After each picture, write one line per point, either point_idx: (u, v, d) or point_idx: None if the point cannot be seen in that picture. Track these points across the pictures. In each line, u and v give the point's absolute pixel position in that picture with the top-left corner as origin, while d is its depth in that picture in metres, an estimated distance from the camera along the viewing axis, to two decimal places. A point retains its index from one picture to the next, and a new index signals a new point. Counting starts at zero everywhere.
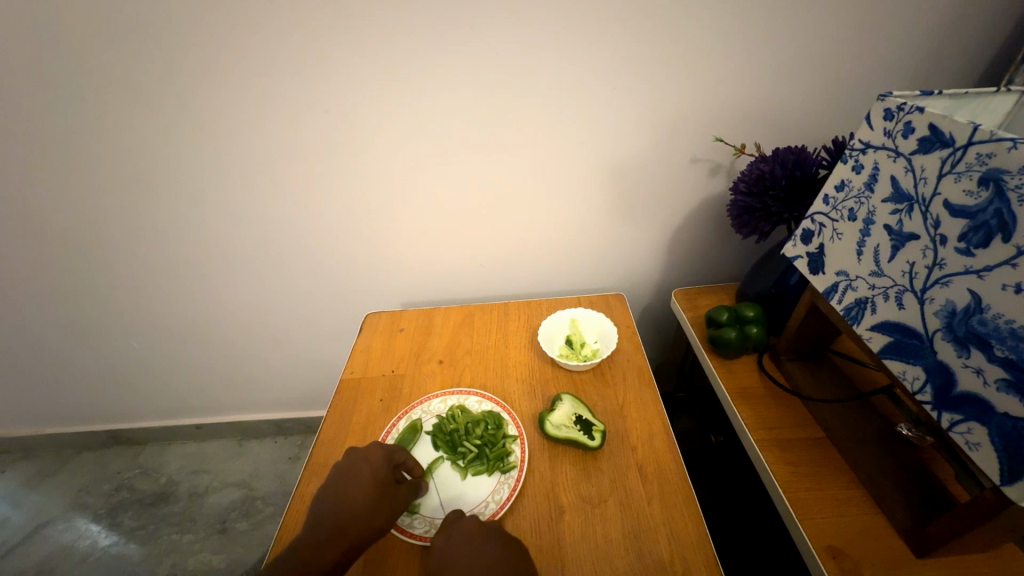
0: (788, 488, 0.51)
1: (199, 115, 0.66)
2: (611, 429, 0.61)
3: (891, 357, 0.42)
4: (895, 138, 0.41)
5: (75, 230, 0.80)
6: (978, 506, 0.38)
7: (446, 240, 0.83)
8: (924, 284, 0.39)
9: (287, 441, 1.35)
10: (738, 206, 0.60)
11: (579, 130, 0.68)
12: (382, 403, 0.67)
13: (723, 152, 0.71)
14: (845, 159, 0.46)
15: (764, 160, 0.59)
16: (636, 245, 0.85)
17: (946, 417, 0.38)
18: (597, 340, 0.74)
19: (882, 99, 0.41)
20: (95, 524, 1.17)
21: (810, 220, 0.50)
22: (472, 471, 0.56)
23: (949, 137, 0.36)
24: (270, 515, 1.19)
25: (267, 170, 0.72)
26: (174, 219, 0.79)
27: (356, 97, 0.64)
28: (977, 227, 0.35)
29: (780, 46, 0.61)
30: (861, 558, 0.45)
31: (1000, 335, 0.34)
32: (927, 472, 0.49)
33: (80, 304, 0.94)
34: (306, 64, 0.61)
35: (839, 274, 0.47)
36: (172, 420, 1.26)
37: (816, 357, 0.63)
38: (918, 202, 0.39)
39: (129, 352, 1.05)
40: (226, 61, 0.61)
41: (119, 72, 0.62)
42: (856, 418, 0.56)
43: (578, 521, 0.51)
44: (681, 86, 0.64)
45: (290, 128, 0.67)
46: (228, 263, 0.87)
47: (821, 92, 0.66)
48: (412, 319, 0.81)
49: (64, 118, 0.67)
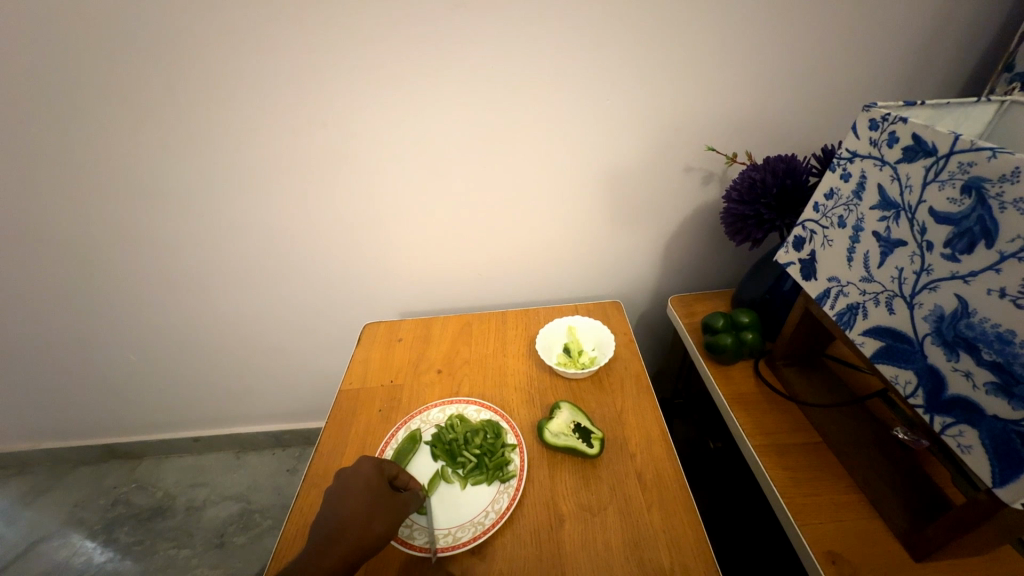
0: (786, 494, 0.51)
1: (199, 128, 0.67)
2: (609, 436, 0.61)
3: (883, 361, 0.43)
4: (880, 147, 0.42)
5: (74, 243, 0.81)
6: (972, 507, 0.38)
7: (445, 250, 0.84)
8: (913, 290, 0.40)
9: (285, 453, 1.35)
10: (731, 214, 0.61)
11: (574, 139, 0.69)
12: (382, 413, 0.67)
13: (715, 161, 0.73)
14: (833, 168, 0.47)
15: (756, 169, 0.60)
16: (632, 252, 0.86)
17: (938, 420, 0.38)
18: (594, 348, 0.74)
19: (866, 110, 0.43)
20: (90, 540, 1.16)
21: (802, 227, 0.51)
22: (472, 481, 0.57)
23: (931, 146, 0.37)
24: (269, 529, 1.18)
25: (265, 182, 0.73)
26: (174, 231, 0.80)
27: (354, 109, 0.65)
28: (962, 233, 0.36)
29: (768, 57, 0.62)
30: (859, 562, 0.45)
31: (988, 339, 0.34)
32: (923, 476, 0.50)
33: (77, 318, 0.93)
34: (305, 79, 0.62)
35: (831, 280, 0.48)
36: (170, 434, 1.25)
37: (811, 362, 0.63)
38: (904, 209, 0.40)
39: (126, 364, 1.04)
40: (226, 75, 0.62)
41: (119, 86, 0.63)
42: (851, 423, 0.56)
43: (577, 529, 0.51)
44: (673, 97, 0.66)
45: (289, 142, 0.68)
46: (227, 276, 0.87)
47: (809, 103, 0.67)
48: (410, 329, 0.82)
49: (65, 131, 0.67)
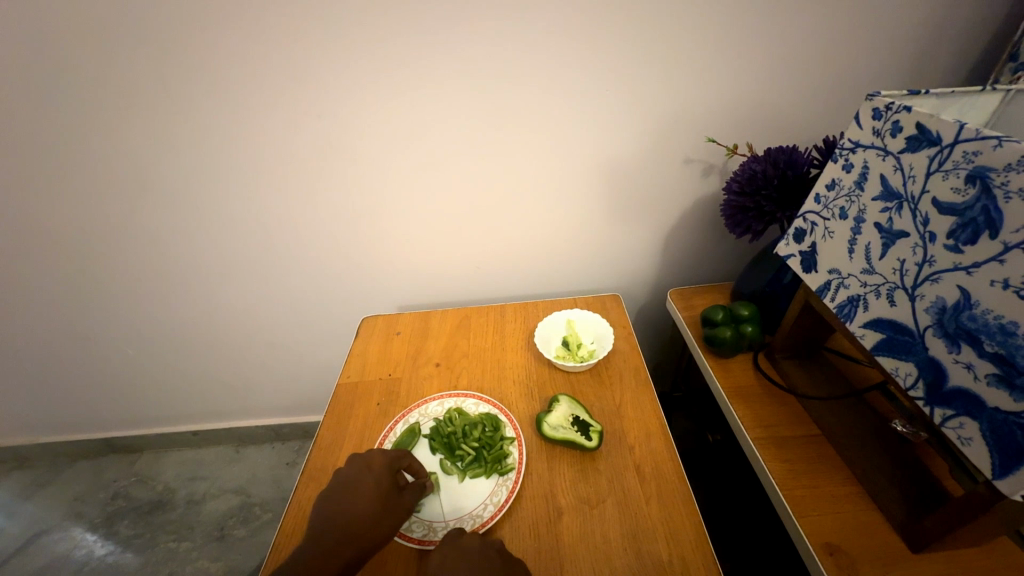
0: (785, 486, 0.51)
1: (193, 120, 0.66)
2: (608, 429, 0.61)
3: (883, 353, 0.42)
4: (884, 136, 0.41)
5: (68, 237, 0.80)
6: (971, 499, 0.38)
7: (444, 244, 0.83)
8: (915, 282, 0.39)
9: (284, 446, 1.35)
10: (732, 206, 0.61)
11: (573, 131, 0.68)
12: (380, 407, 0.67)
13: (716, 153, 0.72)
14: (835, 158, 0.47)
15: (756, 160, 0.59)
16: (632, 246, 0.85)
17: (939, 412, 0.38)
18: (593, 341, 0.74)
19: (870, 99, 0.42)
20: (90, 533, 1.16)
21: (803, 218, 0.51)
22: (470, 474, 0.56)
23: (936, 135, 0.37)
24: (268, 522, 1.18)
25: (260, 175, 0.72)
26: (169, 225, 0.79)
27: (350, 101, 0.64)
28: (965, 224, 0.35)
29: (771, 47, 0.61)
30: (858, 556, 0.45)
31: (990, 331, 0.34)
32: (921, 468, 0.50)
33: (73, 312, 0.93)
34: (301, 70, 0.61)
35: (832, 272, 0.47)
36: (169, 428, 1.25)
37: (811, 355, 0.63)
38: (907, 200, 0.40)
39: (123, 359, 1.04)
40: (220, 67, 0.61)
41: (111, 77, 0.62)
42: (850, 415, 0.56)
43: (576, 522, 0.51)
44: (674, 88, 0.65)
45: (284, 134, 0.67)
46: (224, 269, 0.86)
47: (811, 93, 0.66)
48: (409, 322, 0.81)
49: (57, 124, 0.66)
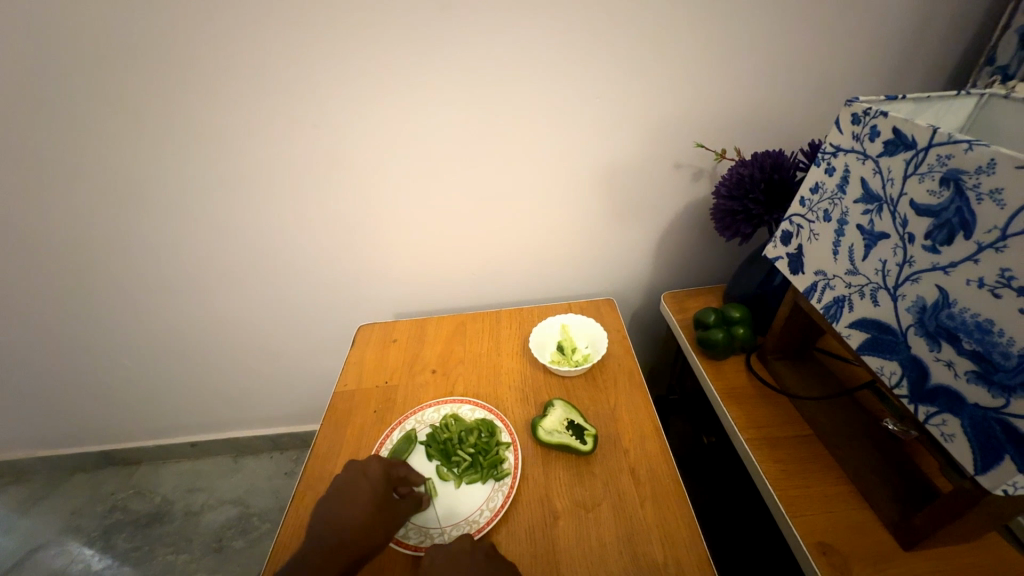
0: (779, 487, 0.52)
1: (190, 132, 0.67)
2: (603, 432, 0.62)
3: (868, 352, 0.43)
4: (862, 141, 0.42)
5: (66, 250, 0.80)
6: (958, 496, 0.39)
7: (439, 251, 0.84)
8: (896, 281, 0.40)
9: (283, 456, 1.34)
10: (720, 209, 0.62)
11: (565, 138, 0.70)
12: (377, 414, 0.67)
13: (705, 157, 0.73)
14: (818, 162, 0.48)
15: (743, 165, 0.60)
16: (625, 250, 0.86)
17: (922, 409, 0.39)
18: (588, 345, 0.75)
19: (849, 105, 0.43)
20: (88, 547, 1.16)
21: (789, 221, 0.52)
22: (467, 479, 0.57)
23: (912, 139, 0.38)
24: (267, 532, 1.18)
25: (257, 186, 0.73)
26: (166, 236, 0.79)
27: (344, 112, 0.65)
28: (942, 225, 0.36)
29: (755, 53, 0.63)
30: (850, 554, 0.45)
31: (968, 328, 0.35)
32: (912, 467, 0.50)
33: (70, 324, 0.93)
34: (295, 82, 0.62)
35: (818, 273, 0.48)
36: (167, 439, 1.25)
37: (801, 356, 0.64)
38: (886, 202, 0.41)
39: (120, 370, 1.04)
40: (215, 80, 0.62)
41: (109, 91, 0.63)
42: (841, 415, 0.56)
43: (572, 525, 0.52)
44: (662, 94, 0.66)
45: (279, 144, 0.68)
46: (222, 280, 0.87)
47: (795, 98, 0.68)
48: (405, 329, 0.82)
49: (55, 137, 0.67)
